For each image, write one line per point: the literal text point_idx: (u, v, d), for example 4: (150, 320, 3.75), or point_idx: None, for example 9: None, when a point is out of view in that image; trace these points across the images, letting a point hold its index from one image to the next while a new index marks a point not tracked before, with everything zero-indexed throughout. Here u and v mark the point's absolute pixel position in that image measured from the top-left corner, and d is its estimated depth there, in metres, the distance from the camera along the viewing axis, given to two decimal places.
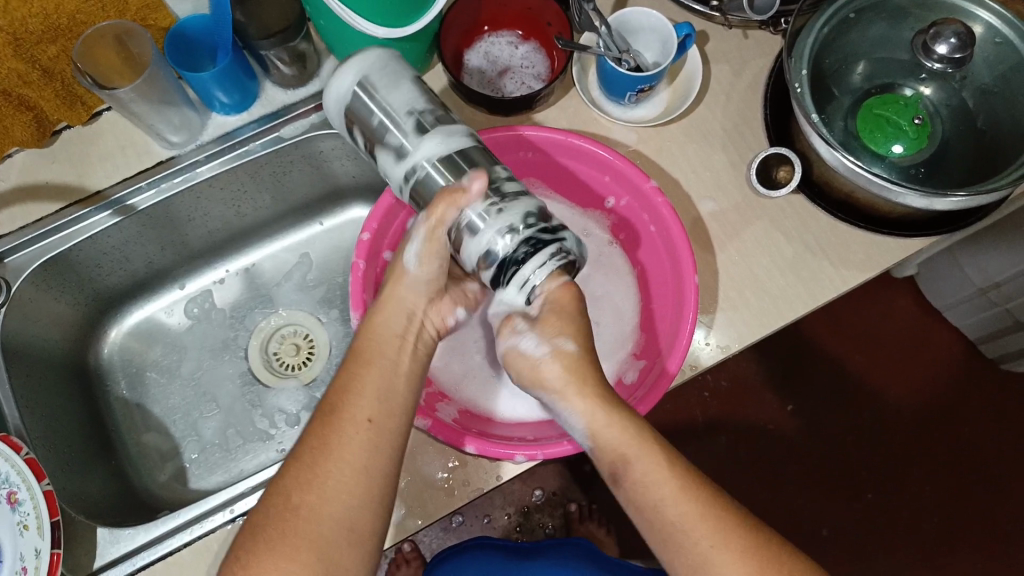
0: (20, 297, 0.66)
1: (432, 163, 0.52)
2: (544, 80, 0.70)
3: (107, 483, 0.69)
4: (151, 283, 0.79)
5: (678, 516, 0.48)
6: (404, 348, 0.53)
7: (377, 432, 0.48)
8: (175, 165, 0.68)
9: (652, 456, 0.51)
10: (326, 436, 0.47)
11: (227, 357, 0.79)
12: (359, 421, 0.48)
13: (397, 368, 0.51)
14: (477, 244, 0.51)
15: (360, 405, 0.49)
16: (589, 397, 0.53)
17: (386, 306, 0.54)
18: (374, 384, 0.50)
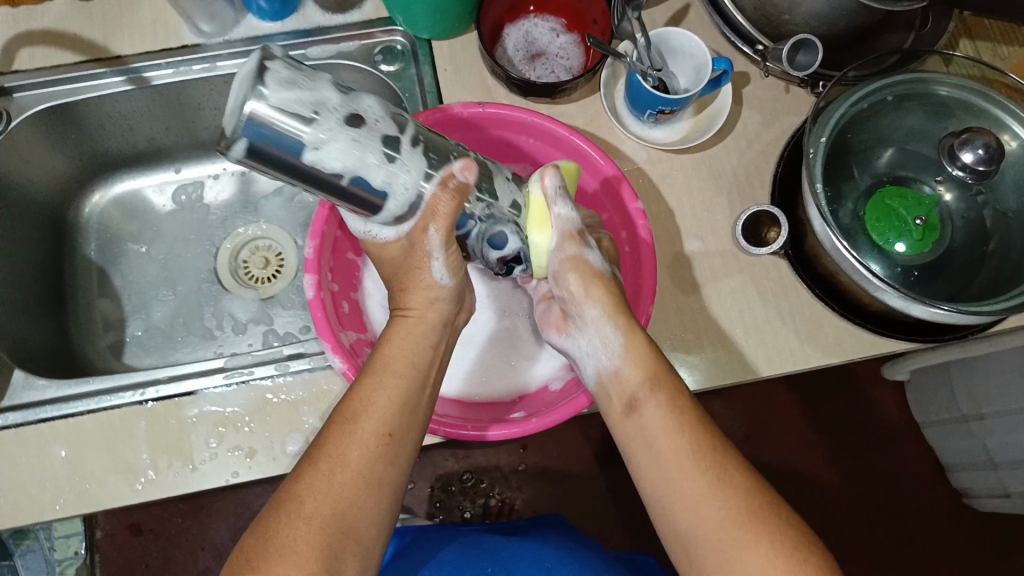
0: (16, 134, 0.68)
1: (423, 179, 0.45)
2: (573, 75, 0.69)
3: (46, 334, 0.71)
4: (149, 159, 0.79)
5: (691, 464, 0.47)
6: (436, 360, 0.52)
7: (393, 446, 0.47)
8: (199, 52, 0.69)
9: (664, 392, 0.50)
10: (341, 443, 0.46)
11: (199, 251, 0.80)
12: (379, 432, 0.47)
13: (421, 381, 0.50)
14: (478, 234, 0.53)
15: (382, 415, 0.47)
16: (621, 325, 0.52)
17: (421, 318, 0.52)
18: (397, 393, 0.48)
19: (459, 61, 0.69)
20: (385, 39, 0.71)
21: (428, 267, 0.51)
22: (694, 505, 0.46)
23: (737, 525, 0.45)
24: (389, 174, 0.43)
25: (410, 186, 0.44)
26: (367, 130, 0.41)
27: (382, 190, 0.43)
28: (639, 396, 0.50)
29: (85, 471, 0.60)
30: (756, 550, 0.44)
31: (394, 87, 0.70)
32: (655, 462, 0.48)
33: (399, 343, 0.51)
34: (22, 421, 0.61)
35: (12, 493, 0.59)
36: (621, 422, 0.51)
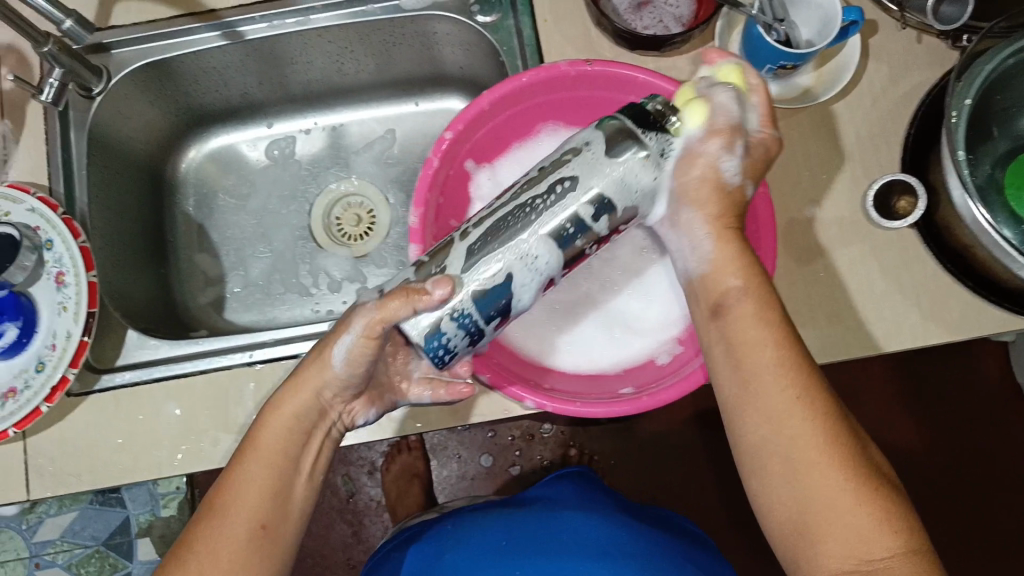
0: (116, 91, 0.68)
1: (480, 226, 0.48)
2: (684, 26, 0.64)
3: (150, 289, 0.73)
4: (242, 113, 0.79)
5: (777, 381, 0.44)
6: (306, 445, 0.49)
7: (265, 539, 0.46)
8: (292, 6, 0.67)
9: (759, 290, 0.47)
10: (212, 536, 0.45)
11: (292, 208, 0.80)
12: (252, 526, 0.46)
13: (275, 513, 0.47)
14: (497, 267, 0.47)
15: (257, 507, 0.46)
16: (716, 232, 0.49)
17: (296, 390, 0.49)
18: (261, 490, 0.47)
19: (560, 10, 0.65)
20: None
21: (336, 346, 0.48)
22: (772, 417, 0.43)
23: (818, 453, 0.42)
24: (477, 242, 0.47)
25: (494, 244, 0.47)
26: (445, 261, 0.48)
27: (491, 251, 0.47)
28: (727, 298, 0.47)
29: (195, 429, 0.62)
30: (830, 471, 0.42)
31: (490, 39, 0.67)
32: (742, 373, 0.45)
33: (255, 477, 0.47)
34: (136, 380, 0.64)
35: (132, 447, 0.62)
36: (709, 328, 0.48)
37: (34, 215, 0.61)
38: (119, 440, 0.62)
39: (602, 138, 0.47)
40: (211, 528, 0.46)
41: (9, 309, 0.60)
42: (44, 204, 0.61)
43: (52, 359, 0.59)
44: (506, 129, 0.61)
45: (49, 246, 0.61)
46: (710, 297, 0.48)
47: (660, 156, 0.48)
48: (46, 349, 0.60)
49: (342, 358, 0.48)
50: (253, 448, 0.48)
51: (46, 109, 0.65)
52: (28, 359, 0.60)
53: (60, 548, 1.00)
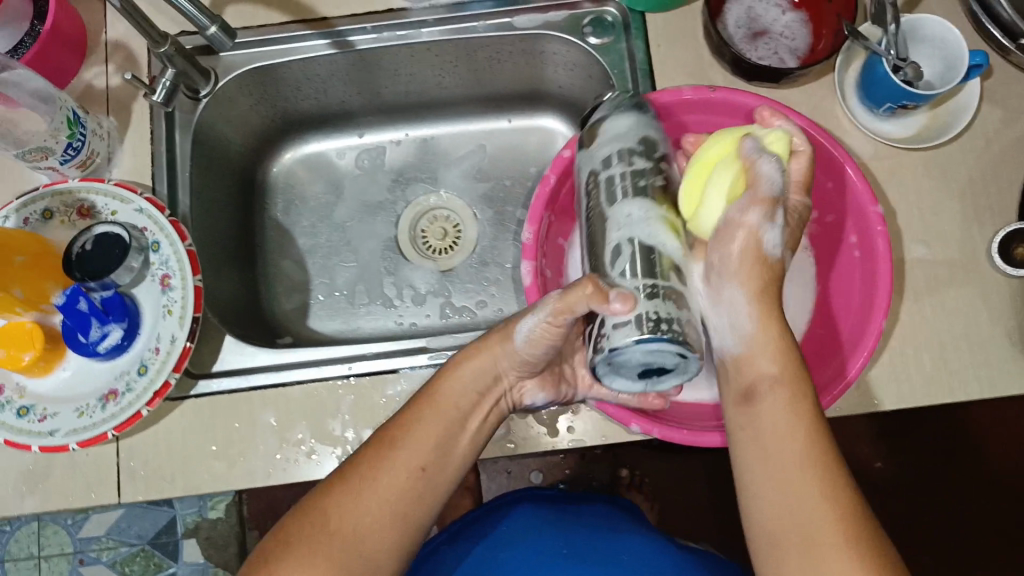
0: (222, 93, 0.67)
1: (609, 262, 0.48)
2: (799, 59, 0.62)
3: (238, 292, 0.72)
4: (335, 121, 0.78)
5: (797, 460, 0.42)
6: (477, 407, 0.52)
7: (423, 483, 0.48)
8: (404, 17, 0.67)
9: (790, 375, 0.45)
10: (376, 464, 0.47)
11: (380, 218, 0.79)
12: (411, 467, 0.48)
13: (438, 464, 0.49)
14: (614, 238, 0.48)
15: (417, 450, 0.48)
16: (758, 311, 0.47)
17: (479, 355, 0.52)
18: (434, 436, 0.49)
19: (672, 35, 0.64)
20: (595, 10, 0.66)
21: (520, 323, 0.51)
22: (789, 499, 0.41)
23: (833, 547, 0.39)
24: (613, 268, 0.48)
25: (615, 238, 0.48)
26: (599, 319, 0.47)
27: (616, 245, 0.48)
28: (760, 385, 0.45)
29: (292, 440, 0.61)
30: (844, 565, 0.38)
31: (601, 61, 0.65)
32: (765, 449, 0.43)
33: (427, 423, 0.49)
34: (234, 387, 0.62)
35: (227, 456, 0.60)
36: (734, 409, 0.46)
37: (141, 216, 0.60)
38: (215, 447, 0.61)
39: (586, 148, 0.54)
40: (376, 459, 0.47)
41: (115, 310, 0.58)
42: (152, 204, 0.60)
43: (155, 363, 0.57)
44: None
45: (156, 248, 0.60)
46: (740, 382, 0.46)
47: (632, 105, 0.53)
48: (149, 352, 0.58)
49: (526, 337, 0.51)
50: (430, 401, 0.50)
51: (154, 108, 0.64)
52: (129, 362, 0.58)
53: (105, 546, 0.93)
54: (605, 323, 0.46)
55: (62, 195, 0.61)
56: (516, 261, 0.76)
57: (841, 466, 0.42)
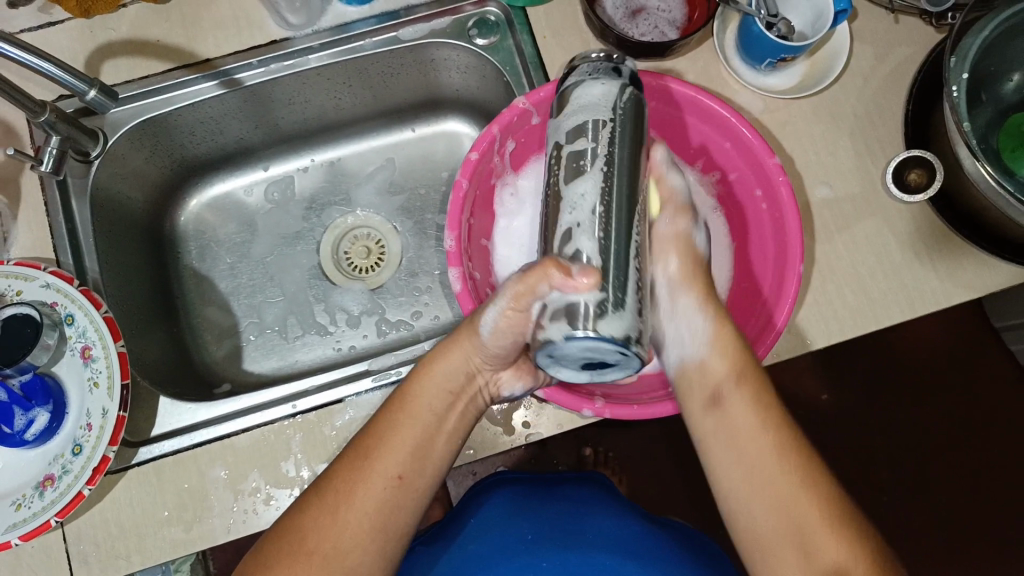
0: (113, 152, 0.66)
1: (560, 249, 0.44)
2: (678, 29, 0.64)
3: (166, 349, 0.69)
4: (237, 158, 0.77)
5: (776, 461, 0.44)
6: (454, 406, 0.51)
7: (403, 491, 0.47)
8: (288, 47, 0.66)
9: (747, 381, 0.47)
10: (353, 483, 0.46)
11: (300, 248, 0.77)
12: (388, 476, 0.47)
13: (418, 466, 0.48)
14: (563, 225, 0.44)
15: (393, 459, 0.47)
16: (711, 313, 0.50)
17: (448, 354, 0.51)
18: (409, 442, 0.48)
19: (557, 25, 0.65)
20: (477, 11, 0.67)
21: (483, 314, 0.48)
22: (774, 500, 0.43)
23: (820, 527, 0.42)
24: (567, 248, 0.44)
25: (576, 239, 0.43)
26: (543, 304, 0.43)
27: (567, 231, 0.44)
28: (722, 391, 0.47)
29: (246, 489, 0.59)
30: (835, 554, 0.41)
31: (492, 60, 0.66)
32: (740, 458, 0.45)
33: (400, 429, 0.49)
34: (178, 448, 0.60)
35: (183, 519, 0.58)
36: (704, 417, 0.48)
37: (49, 291, 0.58)
38: (167, 512, 0.58)
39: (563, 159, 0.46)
40: (351, 471, 0.47)
41: (37, 394, 0.56)
42: (59, 277, 0.58)
43: (90, 440, 0.55)
44: (523, 143, 0.59)
45: (70, 321, 0.57)
46: (699, 398, 0.48)
47: (612, 70, 0.47)
48: (82, 430, 0.56)
49: (489, 330, 0.48)
50: (401, 407, 0.50)
51: (44, 178, 0.62)
52: (62, 442, 0.56)
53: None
54: (547, 305, 0.43)
55: None
56: (443, 267, 0.76)
57: (814, 458, 0.45)
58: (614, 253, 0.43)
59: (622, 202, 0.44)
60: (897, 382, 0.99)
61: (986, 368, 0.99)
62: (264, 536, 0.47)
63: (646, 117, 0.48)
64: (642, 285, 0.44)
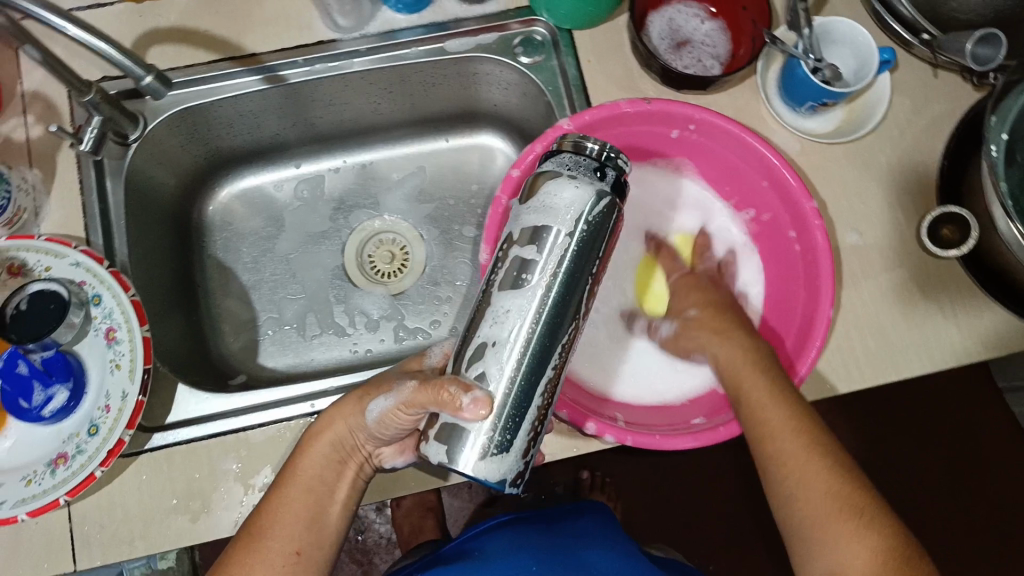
0: (152, 137, 0.66)
1: (479, 352, 0.45)
2: (723, 65, 0.64)
3: (184, 337, 0.69)
4: (270, 153, 0.77)
5: (780, 437, 0.48)
6: (342, 477, 0.55)
7: (302, 565, 0.52)
8: (334, 49, 0.66)
9: (764, 375, 0.50)
10: (249, 560, 0.51)
11: (324, 247, 0.78)
12: (286, 553, 0.51)
13: (309, 541, 0.52)
14: (482, 335, 0.45)
15: (290, 536, 0.52)
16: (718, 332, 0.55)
17: (318, 437, 0.54)
18: (302, 518, 0.52)
19: (602, 50, 0.65)
20: (524, 29, 0.67)
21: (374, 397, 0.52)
22: (788, 489, 0.47)
23: (827, 521, 0.45)
24: (483, 357, 0.44)
25: (488, 348, 0.44)
26: (439, 419, 0.45)
27: (486, 345, 0.44)
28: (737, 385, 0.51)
29: (257, 484, 0.59)
30: (843, 546, 0.44)
31: (536, 80, 0.66)
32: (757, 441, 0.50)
33: (289, 504, 0.52)
34: (191, 438, 0.60)
35: (192, 508, 0.58)
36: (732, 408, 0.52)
37: (78, 270, 0.58)
38: (176, 500, 0.58)
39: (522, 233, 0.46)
40: (248, 551, 0.51)
41: (58, 371, 0.55)
42: (89, 257, 0.58)
43: (107, 422, 0.55)
44: None
45: (97, 302, 0.57)
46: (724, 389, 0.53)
47: (595, 174, 0.46)
48: (99, 412, 0.55)
49: (376, 420, 0.52)
50: (296, 485, 0.53)
51: (82, 158, 0.62)
52: (77, 422, 0.56)
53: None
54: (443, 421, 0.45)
55: None
56: (467, 278, 0.76)
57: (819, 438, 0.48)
58: (519, 385, 0.44)
59: (547, 332, 0.44)
60: (899, 431, 1.00)
61: (989, 424, 0.99)
62: None
63: (613, 230, 0.47)
64: (542, 418, 0.46)
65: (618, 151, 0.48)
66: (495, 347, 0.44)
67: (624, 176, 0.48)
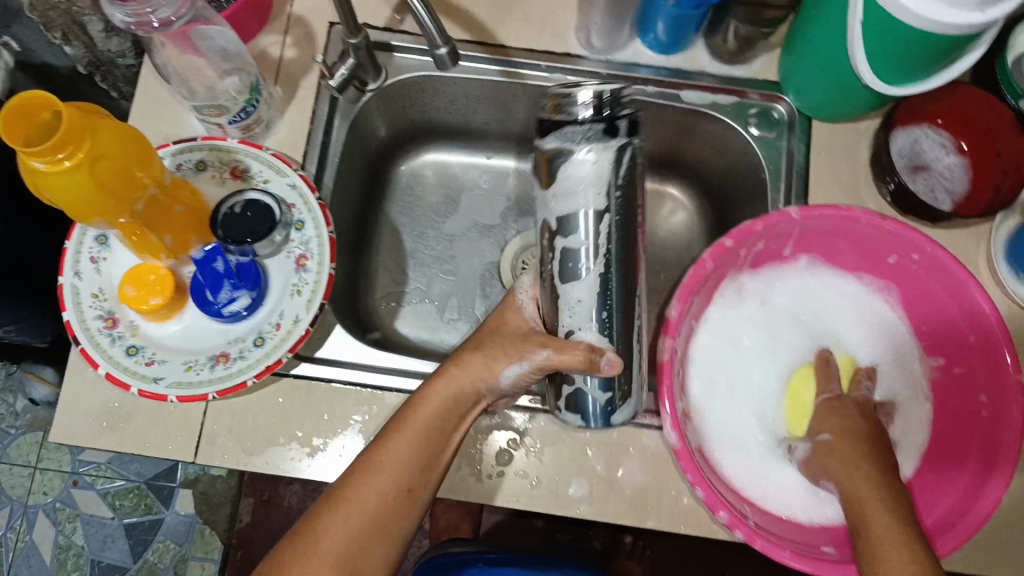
0: (384, 91, 0.68)
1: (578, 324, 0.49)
2: (953, 200, 0.65)
3: (342, 281, 0.71)
4: (472, 137, 0.79)
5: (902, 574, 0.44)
6: (456, 424, 0.54)
7: (409, 502, 0.51)
8: (577, 65, 0.67)
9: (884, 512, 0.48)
10: (359, 488, 0.50)
11: (489, 241, 0.79)
12: (399, 487, 0.51)
13: (417, 481, 0.51)
14: (566, 313, 0.49)
15: (403, 472, 0.51)
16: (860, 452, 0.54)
17: (440, 384, 0.54)
18: (414, 455, 0.51)
19: (834, 146, 0.66)
20: (764, 102, 0.68)
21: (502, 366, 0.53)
22: None
23: None
24: (578, 329, 0.49)
25: (583, 322, 0.49)
26: (567, 388, 0.51)
27: (579, 323, 0.49)
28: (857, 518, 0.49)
29: None
30: None
31: (758, 154, 0.68)
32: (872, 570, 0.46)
33: (402, 440, 0.52)
34: (331, 379, 0.61)
35: (312, 445, 0.59)
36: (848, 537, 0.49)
37: (292, 192, 0.60)
38: (300, 432, 0.60)
39: (551, 213, 0.48)
40: (356, 480, 0.50)
41: (248, 277, 0.58)
42: (305, 183, 0.60)
43: (273, 338, 0.57)
44: (770, 250, 0.62)
45: (299, 226, 0.60)
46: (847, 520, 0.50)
47: (604, 135, 0.45)
48: (268, 327, 0.58)
49: (510, 382, 0.54)
50: (406, 426, 0.52)
51: (320, 89, 0.65)
52: (245, 330, 0.58)
53: (102, 473, 1.01)
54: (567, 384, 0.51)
55: (220, 151, 0.61)
56: None
57: None
58: (617, 338, 0.49)
59: (624, 277, 0.49)
60: None
61: None
62: (283, 538, 0.50)
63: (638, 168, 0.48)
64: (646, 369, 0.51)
65: (616, 96, 0.46)
66: (581, 327, 0.49)
67: (630, 115, 0.47)
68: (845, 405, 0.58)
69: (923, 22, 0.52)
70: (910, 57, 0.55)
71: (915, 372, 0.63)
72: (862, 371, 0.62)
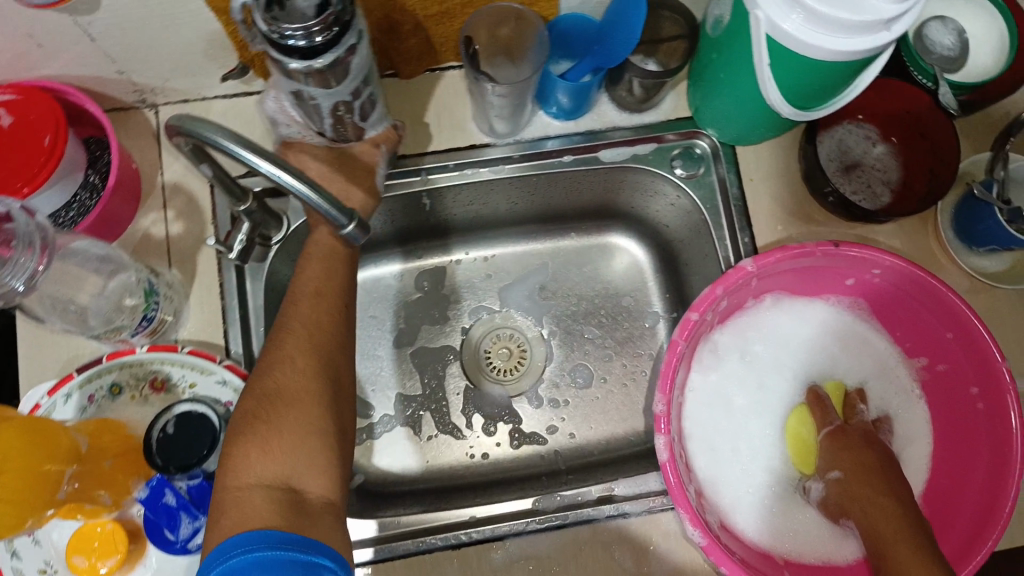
0: (291, 237, 0.63)
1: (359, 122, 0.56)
2: (893, 190, 0.62)
3: None
4: (394, 241, 0.74)
5: None
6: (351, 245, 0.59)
7: (346, 314, 0.55)
8: (483, 155, 0.63)
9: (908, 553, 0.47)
10: (309, 314, 0.53)
11: (442, 339, 0.75)
12: (338, 301, 0.55)
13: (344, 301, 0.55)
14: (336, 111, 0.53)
15: (333, 286, 0.55)
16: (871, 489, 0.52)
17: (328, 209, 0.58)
18: (334, 270, 0.56)
19: (766, 169, 0.64)
20: (684, 141, 0.65)
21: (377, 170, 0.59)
22: None
23: None
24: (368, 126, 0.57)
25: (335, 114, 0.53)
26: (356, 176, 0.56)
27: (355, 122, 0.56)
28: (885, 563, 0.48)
29: None
30: None
31: (693, 195, 0.64)
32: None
33: (321, 264, 0.56)
34: None
35: None
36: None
37: (225, 389, 0.55)
38: None
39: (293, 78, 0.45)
40: (298, 309, 0.53)
41: (204, 500, 0.52)
42: (236, 374, 0.55)
43: None
44: (733, 303, 0.59)
45: None
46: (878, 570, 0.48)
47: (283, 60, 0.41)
48: None
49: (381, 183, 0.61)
50: (318, 257, 0.56)
51: (223, 260, 0.59)
52: None
53: None
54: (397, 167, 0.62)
55: (133, 368, 0.55)
56: (589, 381, 0.73)
57: None
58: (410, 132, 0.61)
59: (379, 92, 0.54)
60: None
61: None
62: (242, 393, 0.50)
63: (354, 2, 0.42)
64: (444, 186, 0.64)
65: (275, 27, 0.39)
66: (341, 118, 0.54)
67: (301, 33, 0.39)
68: (848, 436, 0.57)
69: (839, 57, 0.48)
70: (822, 86, 0.52)
71: (902, 377, 0.60)
72: (853, 393, 0.61)
